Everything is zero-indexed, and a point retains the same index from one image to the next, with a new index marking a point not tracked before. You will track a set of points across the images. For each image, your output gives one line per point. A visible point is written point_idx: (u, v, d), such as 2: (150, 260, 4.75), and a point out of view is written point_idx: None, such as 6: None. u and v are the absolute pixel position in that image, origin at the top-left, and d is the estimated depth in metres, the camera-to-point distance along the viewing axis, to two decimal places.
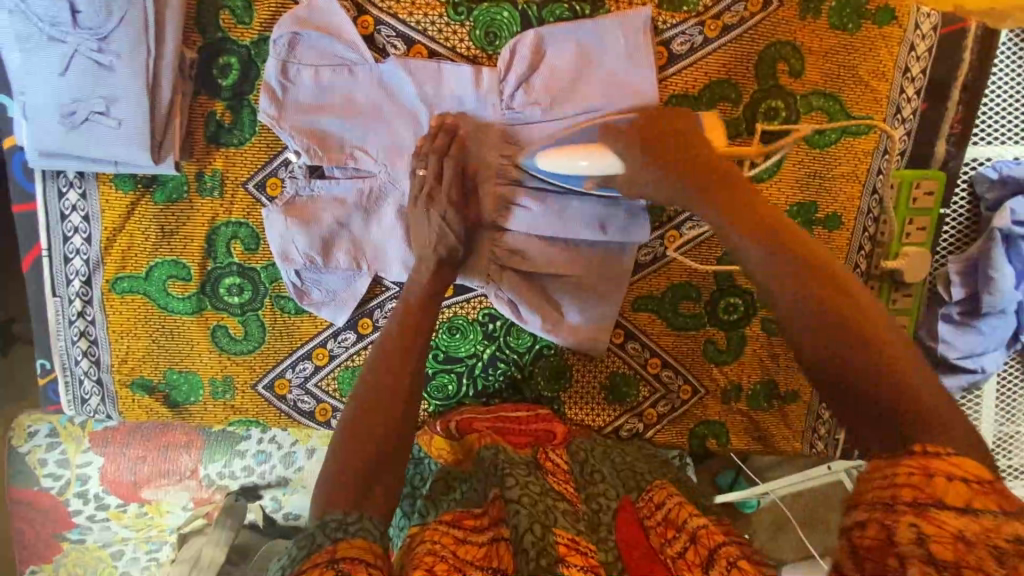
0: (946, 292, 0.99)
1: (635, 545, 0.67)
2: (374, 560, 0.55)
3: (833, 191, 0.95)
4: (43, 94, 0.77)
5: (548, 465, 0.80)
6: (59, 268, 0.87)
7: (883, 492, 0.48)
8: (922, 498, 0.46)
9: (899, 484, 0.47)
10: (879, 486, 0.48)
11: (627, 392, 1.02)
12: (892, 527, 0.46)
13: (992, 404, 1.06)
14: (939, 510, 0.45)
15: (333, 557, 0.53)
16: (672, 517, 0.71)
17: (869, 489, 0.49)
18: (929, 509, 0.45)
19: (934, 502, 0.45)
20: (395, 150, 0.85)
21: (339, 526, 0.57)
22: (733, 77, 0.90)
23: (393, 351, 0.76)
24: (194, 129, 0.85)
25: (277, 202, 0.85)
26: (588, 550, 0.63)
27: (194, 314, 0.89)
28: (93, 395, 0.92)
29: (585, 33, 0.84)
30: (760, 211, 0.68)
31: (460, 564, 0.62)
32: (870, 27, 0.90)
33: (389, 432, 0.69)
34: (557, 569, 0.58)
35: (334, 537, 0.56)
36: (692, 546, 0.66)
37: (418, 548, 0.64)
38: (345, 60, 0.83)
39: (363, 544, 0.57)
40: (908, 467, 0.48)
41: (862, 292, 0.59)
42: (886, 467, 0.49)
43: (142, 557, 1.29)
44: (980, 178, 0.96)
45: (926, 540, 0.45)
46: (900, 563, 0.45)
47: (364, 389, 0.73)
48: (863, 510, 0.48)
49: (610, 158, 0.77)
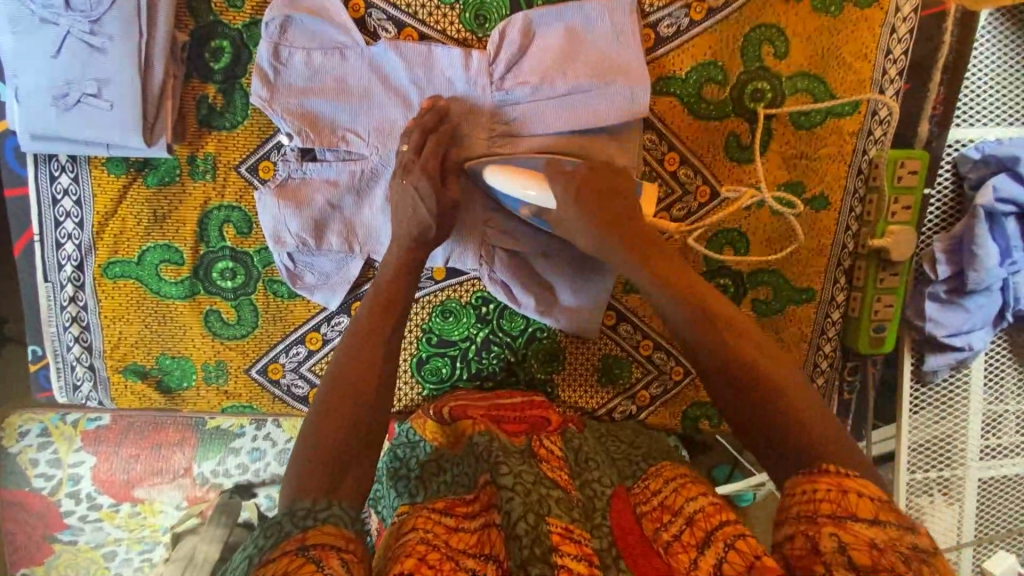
0: (932, 271, 1.01)
1: (630, 531, 0.67)
2: (344, 545, 0.54)
3: (820, 171, 0.96)
4: (35, 78, 0.78)
5: (542, 452, 0.79)
6: (51, 253, 0.87)
7: (807, 506, 0.56)
8: (840, 512, 0.54)
9: (819, 499, 0.55)
10: (805, 500, 0.56)
11: (620, 373, 1.03)
12: (815, 536, 0.53)
13: (981, 382, 1.06)
14: (855, 523, 0.53)
15: (303, 544, 0.52)
16: (669, 502, 0.70)
17: (795, 506, 0.57)
18: (846, 521, 0.53)
19: (849, 515, 0.53)
20: (386, 131, 0.85)
21: (308, 514, 0.56)
22: (720, 59, 0.92)
23: (365, 336, 0.75)
24: (186, 112, 0.85)
25: (269, 184, 0.86)
26: (583, 538, 0.64)
27: (187, 299, 0.90)
28: (85, 381, 0.92)
29: (573, 17, 0.86)
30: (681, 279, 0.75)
31: (453, 553, 0.62)
32: (852, 10, 0.92)
33: (361, 416, 0.69)
34: (551, 557, 0.59)
35: (303, 526, 0.55)
36: (688, 528, 0.64)
37: (408, 535, 0.63)
38: (338, 43, 0.84)
39: (334, 530, 0.56)
40: (827, 486, 0.56)
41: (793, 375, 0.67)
42: (807, 484, 0.57)
43: (135, 558, 1.28)
44: (963, 159, 0.99)
45: (846, 546, 0.51)
46: (826, 569, 0.51)
47: (336, 374, 0.72)
48: (792, 523, 0.56)
49: (548, 191, 0.79)
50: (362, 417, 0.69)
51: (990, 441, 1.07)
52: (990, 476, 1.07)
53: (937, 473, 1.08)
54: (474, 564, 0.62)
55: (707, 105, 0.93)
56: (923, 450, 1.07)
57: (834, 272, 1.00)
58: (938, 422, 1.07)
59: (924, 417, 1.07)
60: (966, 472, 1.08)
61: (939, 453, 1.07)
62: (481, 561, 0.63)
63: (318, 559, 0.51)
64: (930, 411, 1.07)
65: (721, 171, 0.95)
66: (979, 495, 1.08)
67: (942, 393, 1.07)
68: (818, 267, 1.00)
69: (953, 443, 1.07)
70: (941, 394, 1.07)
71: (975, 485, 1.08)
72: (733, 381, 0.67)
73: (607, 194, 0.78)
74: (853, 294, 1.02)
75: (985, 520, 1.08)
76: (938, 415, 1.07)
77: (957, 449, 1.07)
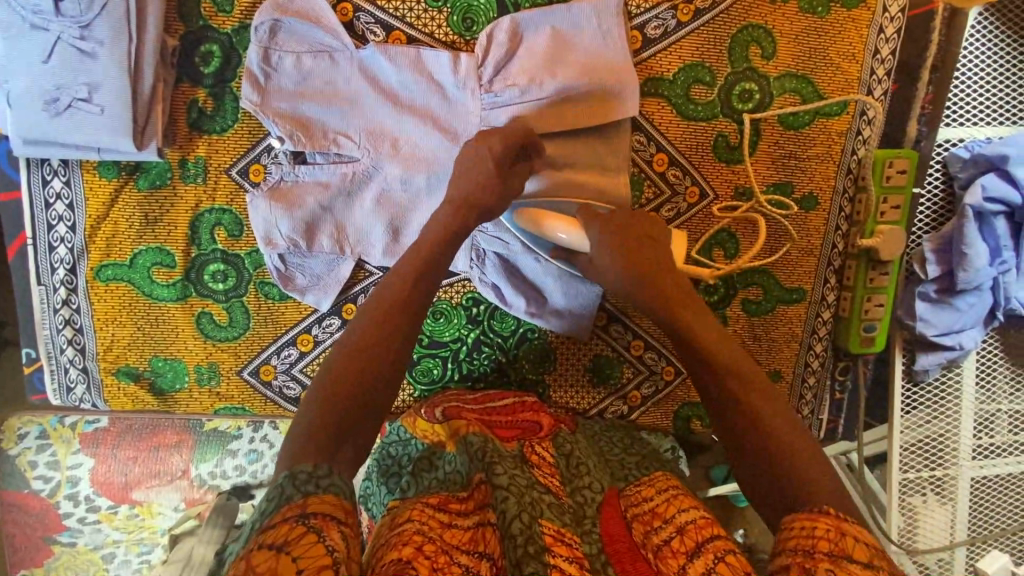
0: (921, 271, 1.01)
1: (618, 538, 0.67)
2: (344, 516, 0.54)
3: (809, 171, 0.97)
4: (26, 82, 0.78)
5: (535, 459, 0.79)
6: (44, 256, 0.88)
7: (806, 541, 0.54)
8: (837, 551, 0.51)
9: (819, 536, 0.53)
10: (804, 535, 0.54)
11: (611, 374, 1.03)
12: (811, 567, 0.50)
13: (972, 382, 1.06)
14: (853, 563, 0.50)
15: (303, 514, 0.51)
16: (660, 510, 0.71)
17: (792, 539, 0.55)
18: (842, 558, 0.51)
19: (845, 553, 0.51)
20: (377, 134, 0.86)
21: (309, 479, 0.55)
22: (708, 60, 0.92)
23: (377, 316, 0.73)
24: (176, 116, 0.86)
25: (260, 187, 0.86)
26: (574, 542, 0.65)
27: (179, 301, 0.90)
28: (78, 383, 0.93)
29: (560, 20, 0.86)
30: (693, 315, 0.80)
31: (447, 547, 0.62)
32: (839, 11, 0.93)
33: (368, 393, 0.67)
34: (544, 557, 0.60)
35: (303, 491, 0.54)
36: (678, 536, 0.65)
37: (403, 526, 0.63)
38: (327, 47, 0.85)
39: (334, 501, 0.55)
40: (825, 526, 0.55)
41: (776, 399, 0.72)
42: (808, 522, 0.56)
43: (133, 560, 1.29)
44: (952, 159, 0.98)
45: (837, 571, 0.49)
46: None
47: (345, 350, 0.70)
48: (788, 554, 0.53)
49: (582, 239, 0.84)
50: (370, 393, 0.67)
51: (982, 440, 1.07)
52: (983, 476, 1.07)
53: (929, 472, 1.08)
54: (468, 561, 0.62)
55: (694, 105, 0.93)
56: (915, 450, 1.07)
57: (824, 272, 1.01)
58: (930, 421, 1.07)
59: (916, 416, 1.07)
60: (958, 472, 1.08)
61: (932, 452, 1.07)
62: (475, 558, 0.63)
63: (319, 529, 0.50)
64: (922, 411, 1.07)
65: (710, 170, 0.95)
66: (971, 494, 1.08)
67: (934, 393, 1.07)
68: (807, 268, 1.00)
69: (945, 443, 1.07)
70: (932, 394, 1.07)
71: (968, 485, 1.08)
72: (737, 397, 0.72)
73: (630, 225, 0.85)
74: (843, 294, 1.02)
75: (978, 520, 1.08)
76: (930, 414, 1.07)
77: (949, 449, 1.07)
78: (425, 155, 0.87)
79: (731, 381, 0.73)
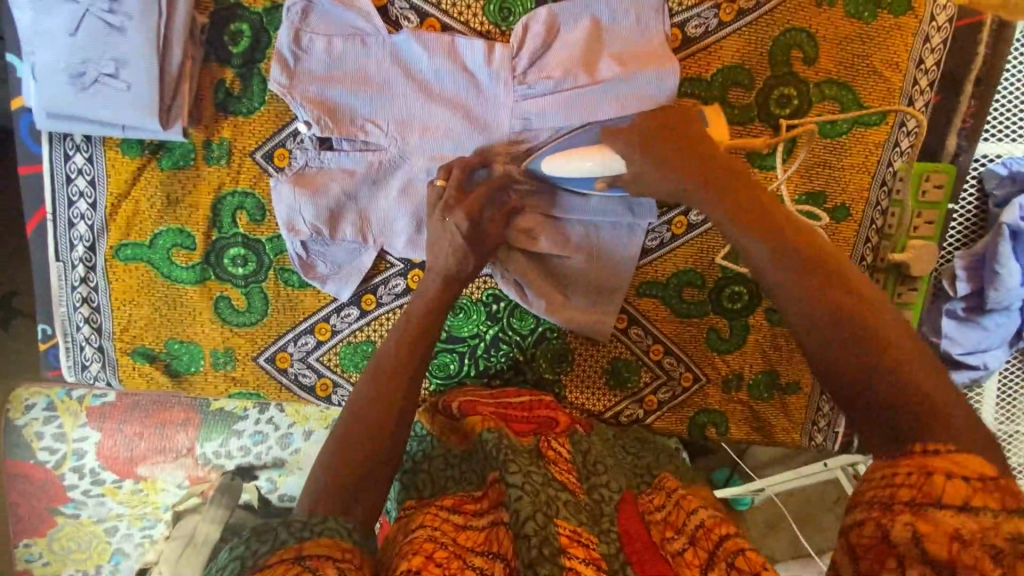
0: (949, 287, 0.99)
1: (637, 538, 0.65)
2: (343, 556, 0.55)
3: (844, 181, 0.94)
4: (52, 55, 0.76)
5: (551, 454, 0.78)
6: (63, 232, 0.87)
7: (884, 491, 0.50)
8: (920, 498, 0.48)
9: (898, 483, 0.49)
10: (879, 485, 0.50)
11: (629, 377, 1.02)
12: (889, 526, 0.48)
13: (992, 403, 1.05)
14: (937, 510, 0.47)
15: (298, 554, 0.53)
16: (673, 519, 0.69)
17: (868, 489, 0.51)
18: (926, 508, 0.47)
19: (930, 502, 0.47)
20: (405, 122, 0.84)
21: (304, 526, 0.57)
22: (748, 62, 0.90)
23: (407, 339, 0.78)
24: (203, 96, 0.84)
25: (285, 172, 0.85)
26: (590, 542, 0.64)
27: (198, 284, 0.89)
28: (93, 361, 0.92)
29: (599, 10, 0.83)
30: (782, 222, 0.66)
31: (460, 551, 0.62)
32: (886, 17, 0.90)
33: (392, 424, 0.72)
34: (560, 559, 0.59)
35: (299, 536, 0.56)
36: (692, 547, 0.63)
37: (415, 531, 0.63)
38: (359, 30, 0.82)
39: (330, 543, 0.56)
40: (909, 467, 0.49)
41: (879, 315, 0.57)
42: (886, 468, 0.51)
43: (135, 533, 1.29)
44: (989, 175, 0.97)
45: (921, 538, 0.47)
46: (900, 563, 0.47)
47: (375, 370, 0.76)
48: (862, 509, 0.50)
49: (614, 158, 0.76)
50: (378, 449, 0.69)
51: None
52: None
53: None
54: (482, 563, 0.61)
55: (731, 109, 0.91)
56: None
57: None
58: None
59: None
60: None
61: None
62: (490, 560, 0.62)
63: (314, 569, 0.52)
64: None
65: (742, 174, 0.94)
66: None
67: None
68: None
69: None
70: None
71: None
72: (835, 331, 0.57)
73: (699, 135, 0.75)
74: None
75: None
76: None
77: None
78: (454, 147, 0.85)
79: (836, 297, 0.59)
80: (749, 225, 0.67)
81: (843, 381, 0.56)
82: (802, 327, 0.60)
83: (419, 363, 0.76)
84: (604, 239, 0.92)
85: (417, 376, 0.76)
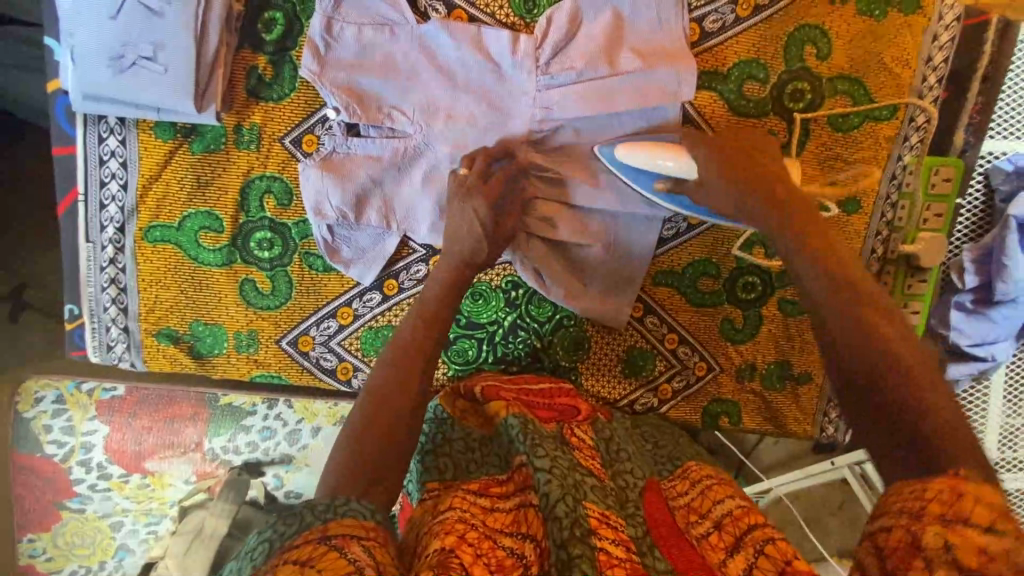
0: (959, 280, 1.02)
1: (662, 522, 0.68)
2: (366, 534, 0.56)
3: (855, 174, 0.97)
4: (94, 37, 0.79)
5: (574, 441, 0.79)
6: (94, 213, 0.89)
7: (912, 503, 0.45)
8: (950, 514, 0.43)
9: (929, 498, 0.44)
10: (910, 497, 0.45)
11: (643, 365, 1.03)
12: (918, 532, 0.43)
13: (999, 396, 1.07)
14: (969, 529, 0.41)
15: (324, 535, 0.53)
16: (697, 504, 0.71)
17: (897, 500, 0.46)
18: (957, 524, 0.42)
19: (962, 519, 0.42)
20: (431, 111, 0.86)
21: (329, 508, 0.57)
22: (763, 57, 0.93)
23: (423, 323, 0.80)
24: (235, 81, 0.86)
25: (313, 157, 0.87)
26: (618, 525, 0.65)
27: (223, 266, 0.91)
28: (118, 342, 0.93)
29: (621, 4, 0.86)
30: (827, 238, 0.70)
31: (490, 533, 0.62)
32: (896, 15, 0.93)
33: (407, 410, 0.72)
34: (591, 540, 0.59)
35: (323, 518, 0.55)
36: (717, 531, 0.65)
37: (446, 513, 0.64)
38: (388, 20, 0.85)
39: (353, 522, 0.56)
40: (940, 485, 0.45)
41: (915, 347, 0.57)
42: (917, 484, 0.46)
43: (140, 530, 1.28)
44: (995, 171, 0.99)
45: (953, 547, 0.41)
46: (928, 568, 0.41)
47: (390, 354, 0.77)
48: (891, 516, 0.45)
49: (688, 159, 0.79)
50: (397, 431, 0.70)
51: (1007, 454, 1.08)
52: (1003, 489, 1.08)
53: None
54: (513, 543, 0.62)
55: (746, 102, 0.94)
56: None
57: None
58: None
59: None
60: None
61: None
62: (519, 540, 0.63)
63: (341, 548, 0.52)
64: None
65: None
66: None
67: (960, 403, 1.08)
68: None
69: None
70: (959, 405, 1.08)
71: None
72: (862, 329, 0.59)
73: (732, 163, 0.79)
74: None
75: None
76: None
77: None
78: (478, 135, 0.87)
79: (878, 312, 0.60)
80: (794, 227, 0.72)
81: (867, 371, 0.56)
82: (832, 325, 0.62)
83: (432, 350, 0.78)
84: (621, 228, 0.94)
85: (430, 362, 0.77)
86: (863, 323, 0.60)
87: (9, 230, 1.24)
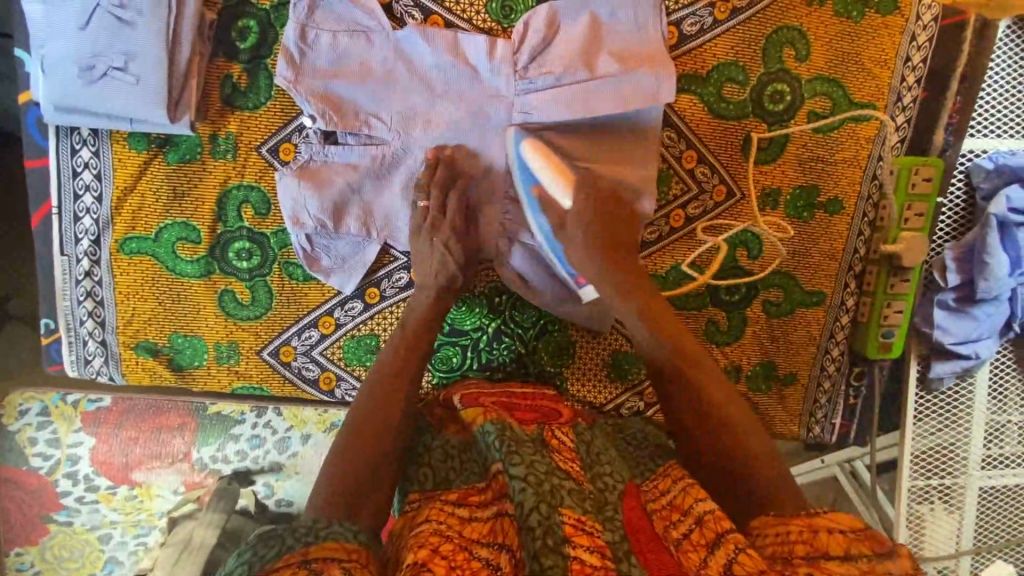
0: (941, 279, 1.02)
1: (640, 528, 0.67)
2: (348, 557, 0.56)
3: (835, 176, 0.97)
4: (63, 48, 0.78)
5: (554, 444, 0.77)
6: (68, 226, 0.88)
7: (782, 547, 0.60)
8: (811, 552, 0.58)
9: (793, 540, 0.60)
10: (778, 542, 0.61)
11: (629, 369, 1.03)
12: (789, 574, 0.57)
13: (984, 393, 1.07)
14: (827, 562, 0.57)
15: (304, 558, 0.54)
16: (679, 502, 0.70)
17: (768, 545, 0.62)
18: (819, 560, 0.57)
19: (819, 554, 0.57)
20: (409, 117, 0.85)
21: (310, 530, 0.57)
22: (742, 59, 0.93)
23: (412, 334, 0.83)
24: (210, 92, 0.85)
25: (290, 166, 0.86)
26: (595, 530, 0.63)
27: (202, 277, 0.90)
28: (95, 356, 0.92)
29: (598, 8, 0.86)
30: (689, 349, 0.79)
31: (466, 544, 0.63)
32: (874, 17, 0.93)
33: (392, 421, 0.75)
34: (565, 548, 0.59)
35: (304, 542, 0.55)
36: (697, 528, 0.65)
37: (421, 526, 0.65)
38: (364, 27, 0.85)
39: (336, 546, 0.57)
40: (798, 527, 0.61)
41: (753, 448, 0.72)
42: (781, 526, 0.62)
43: (130, 541, 1.26)
44: (976, 169, 1.00)
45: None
46: None
47: (380, 367, 0.80)
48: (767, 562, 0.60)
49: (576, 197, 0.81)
50: (382, 437, 0.73)
51: (992, 451, 1.07)
52: (991, 485, 1.07)
53: (935, 480, 1.08)
54: (488, 555, 0.63)
55: (726, 104, 0.94)
56: (922, 458, 1.07)
57: (844, 277, 1.01)
58: (939, 431, 1.07)
59: (927, 425, 1.08)
60: (967, 481, 1.08)
61: (936, 463, 1.07)
62: (496, 550, 0.63)
63: (319, 572, 0.53)
64: (933, 419, 1.07)
65: (739, 169, 0.96)
66: (979, 503, 1.07)
67: (945, 402, 1.07)
68: (828, 272, 1.01)
69: (955, 452, 1.07)
70: (945, 403, 1.07)
71: (976, 494, 1.07)
72: (717, 452, 0.73)
73: (612, 221, 0.83)
74: (863, 300, 1.02)
75: (984, 529, 1.08)
76: (940, 425, 1.07)
77: (959, 459, 1.07)
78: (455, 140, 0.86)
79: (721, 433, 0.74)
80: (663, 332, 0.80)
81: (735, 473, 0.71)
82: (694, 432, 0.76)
83: (419, 361, 0.81)
84: None
85: (416, 373, 0.80)
86: (704, 420, 0.75)
87: (10, 230, 1.22)
